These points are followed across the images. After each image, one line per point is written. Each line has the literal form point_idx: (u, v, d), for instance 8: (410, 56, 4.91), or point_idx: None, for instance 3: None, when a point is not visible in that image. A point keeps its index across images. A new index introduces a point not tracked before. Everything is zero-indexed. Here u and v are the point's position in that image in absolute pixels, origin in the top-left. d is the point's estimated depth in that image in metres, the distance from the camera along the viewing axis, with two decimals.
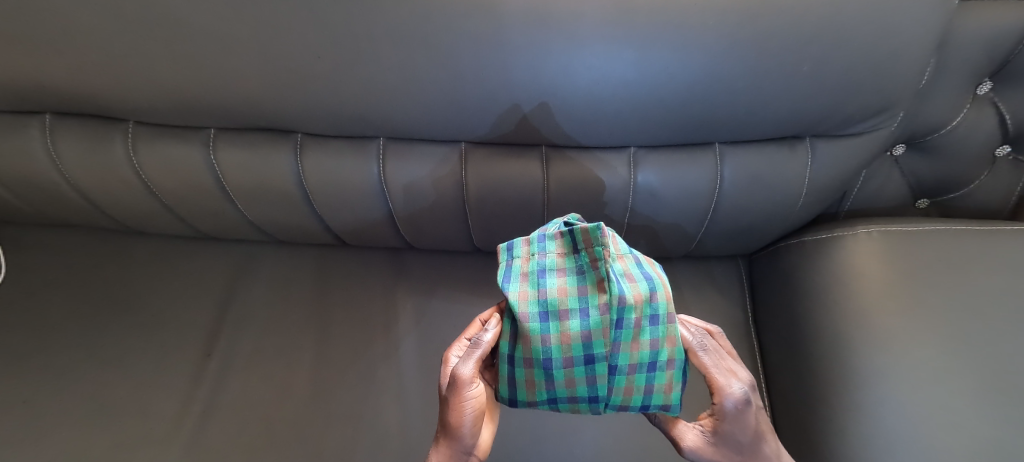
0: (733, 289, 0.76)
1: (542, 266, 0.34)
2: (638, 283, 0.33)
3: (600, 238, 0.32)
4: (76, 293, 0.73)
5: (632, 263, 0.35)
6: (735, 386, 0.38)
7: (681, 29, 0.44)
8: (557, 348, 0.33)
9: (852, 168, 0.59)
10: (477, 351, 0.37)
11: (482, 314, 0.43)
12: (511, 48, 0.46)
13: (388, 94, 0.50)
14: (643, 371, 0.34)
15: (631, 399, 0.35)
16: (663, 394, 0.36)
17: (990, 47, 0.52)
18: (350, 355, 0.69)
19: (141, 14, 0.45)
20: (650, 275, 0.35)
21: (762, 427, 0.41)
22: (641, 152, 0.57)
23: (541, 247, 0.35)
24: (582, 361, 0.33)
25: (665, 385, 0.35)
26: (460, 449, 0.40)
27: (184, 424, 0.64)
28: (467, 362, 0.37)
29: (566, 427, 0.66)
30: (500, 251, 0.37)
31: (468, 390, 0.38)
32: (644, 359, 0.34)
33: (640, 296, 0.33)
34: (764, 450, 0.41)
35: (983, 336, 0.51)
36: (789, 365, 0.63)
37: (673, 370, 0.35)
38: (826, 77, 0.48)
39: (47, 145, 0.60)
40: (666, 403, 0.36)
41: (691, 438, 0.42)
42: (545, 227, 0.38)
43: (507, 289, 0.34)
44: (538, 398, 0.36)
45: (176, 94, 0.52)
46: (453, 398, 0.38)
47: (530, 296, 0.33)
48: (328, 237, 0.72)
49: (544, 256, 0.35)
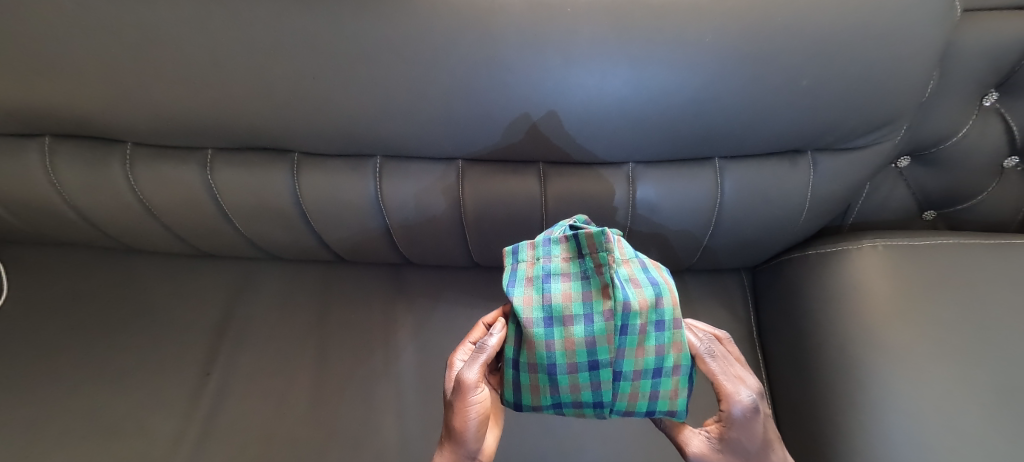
0: (737, 301, 0.75)
1: (547, 270, 0.34)
2: (644, 289, 0.33)
3: (605, 244, 0.31)
4: (78, 311, 0.74)
5: (638, 268, 0.34)
6: (744, 393, 0.38)
7: (674, 48, 0.44)
8: (562, 354, 0.32)
9: (858, 178, 0.58)
10: (482, 356, 0.37)
11: (487, 318, 0.44)
12: (505, 68, 0.45)
13: (382, 113, 0.50)
14: (649, 377, 0.34)
15: (636, 405, 0.35)
16: (669, 400, 0.35)
17: (993, 59, 0.51)
18: (348, 371, 0.68)
19: (136, 39, 0.46)
20: (656, 281, 0.34)
21: (770, 435, 0.40)
22: (639, 167, 0.57)
23: (545, 252, 0.34)
24: (587, 367, 0.32)
25: (671, 391, 0.34)
26: (464, 453, 0.40)
27: (183, 441, 0.64)
28: (472, 366, 0.37)
29: (567, 444, 0.64)
30: (505, 254, 0.36)
31: (472, 395, 0.38)
32: (649, 365, 0.33)
33: (645, 302, 0.32)
34: (772, 458, 0.40)
35: (996, 351, 0.50)
36: (795, 379, 0.61)
37: (679, 376, 0.34)
38: (824, 92, 0.47)
39: (47, 167, 0.60)
40: (672, 409, 0.35)
41: (697, 445, 0.41)
42: (550, 230, 0.37)
43: (512, 294, 0.33)
44: (542, 403, 0.35)
45: (174, 116, 0.52)
46: (458, 402, 0.38)
47: (535, 301, 0.33)
48: (327, 253, 0.72)
49: (548, 260, 0.34)
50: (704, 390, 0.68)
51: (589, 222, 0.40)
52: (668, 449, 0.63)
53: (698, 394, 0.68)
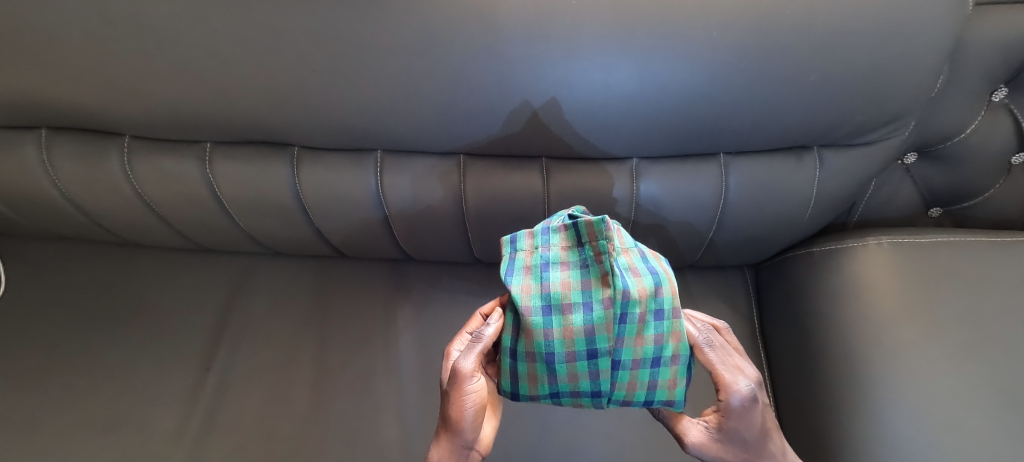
0: (739, 299, 0.74)
1: (545, 259, 0.33)
2: (643, 278, 0.32)
3: (604, 232, 0.30)
4: (75, 304, 0.73)
5: (637, 257, 0.34)
6: (742, 383, 0.38)
7: (681, 42, 0.43)
8: (560, 342, 0.32)
9: (863, 174, 0.58)
10: (478, 345, 0.37)
11: (484, 308, 0.44)
12: (508, 61, 0.45)
13: (383, 107, 0.49)
14: (648, 366, 0.33)
15: (635, 395, 0.34)
16: (667, 389, 0.34)
17: (1003, 55, 0.50)
18: (348, 365, 0.68)
19: (130, 30, 0.45)
20: (655, 270, 0.33)
21: (769, 425, 0.40)
22: (643, 163, 0.56)
23: (544, 240, 0.34)
24: (585, 356, 0.32)
25: (669, 381, 0.34)
26: (460, 444, 0.40)
27: (182, 432, 0.64)
28: (468, 355, 0.37)
29: (568, 440, 0.64)
30: (504, 243, 0.35)
31: (469, 384, 0.38)
32: (648, 354, 0.33)
33: (645, 291, 0.31)
34: (771, 448, 0.40)
35: (999, 346, 0.50)
36: (797, 375, 0.61)
37: (678, 366, 0.34)
38: (832, 87, 0.46)
39: (44, 160, 0.60)
40: (670, 399, 0.35)
41: (696, 434, 0.41)
42: (549, 219, 0.36)
43: (510, 283, 0.33)
44: (539, 392, 0.35)
45: (171, 107, 0.51)
46: (454, 392, 0.37)
47: (533, 290, 0.32)
48: (326, 248, 0.72)
49: (547, 249, 0.33)
50: (705, 385, 0.68)
51: (587, 211, 0.39)
52: (668, 443, 0.63)
53: (698, 389, 0.68)
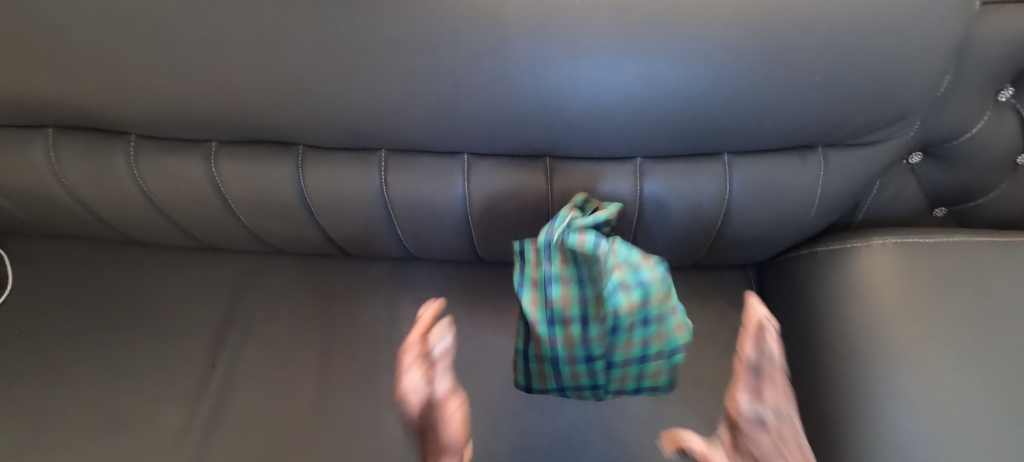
0: (743, 298, 0.74)
1: (548, 275, 0.40)
2: (633, 293, 0.37)
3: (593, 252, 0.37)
4: (82, 302, 0.74)
5: (628, 269, 0.37)
6: (748, 401, 0.48)
7: (686, 41, 0.43)
8: (564, 350, 0.41)
9: (868, 174, 0.57)
10: (433, 384, 0.54)
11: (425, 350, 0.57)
12: (512, 60, 0.45)
13: (388, 106, 0.49)
14: (637, 358, 0.42)
15: (627, 378, 0.45)
16: (655, 373, 0.44)
17: (1010, 53, 0.50)
18: (352, 363, 0.68)
19: (135, 28, 0.45)
20: (644, 280, 0.37)
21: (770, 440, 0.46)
22: (647, 162, 0.56)
23: (546, 256, 0.40)
24: (584, 358, 0.43)
25: (656, 367, 0.44)
26: None
27: (188, 428, 0.64)
28: (435, 385, 0.55)
29: (572, 439, 0.64)
30: (514, 254, 0.43)
31: (443, 413, 0.53)
32: (638, 350, 0.41)
33: (633, 306, 0.37)
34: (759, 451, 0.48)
35: (1005, 346, 0.50)
36: (801, 375, 0.61)
37: (665, 355, 0.42)
38: (836, 86, 0.46)
39: (51, 159, 0.60)
40: (657, 382, 0.46)
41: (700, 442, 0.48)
42: (550, 229, 0.40)
43: (521, 298, 0.42)
44: (551, 386, 0.48)
45: (177, 107, 0.51)
46: (430, 422, 0.53)
47: (539, 304, 0.40)
48: (331, 247, 0.72)
49: (549, 266, 0.40)
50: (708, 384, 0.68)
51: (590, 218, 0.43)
52: None
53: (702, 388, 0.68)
